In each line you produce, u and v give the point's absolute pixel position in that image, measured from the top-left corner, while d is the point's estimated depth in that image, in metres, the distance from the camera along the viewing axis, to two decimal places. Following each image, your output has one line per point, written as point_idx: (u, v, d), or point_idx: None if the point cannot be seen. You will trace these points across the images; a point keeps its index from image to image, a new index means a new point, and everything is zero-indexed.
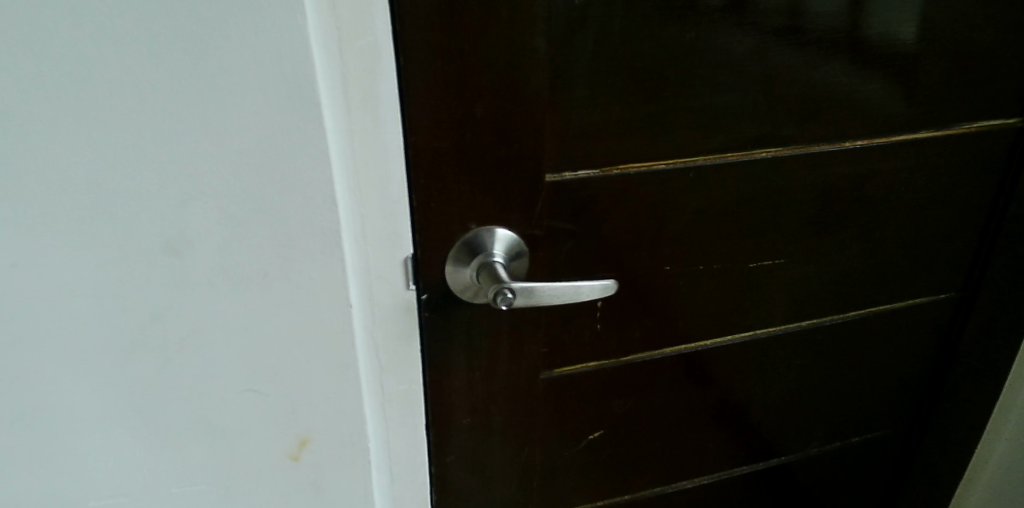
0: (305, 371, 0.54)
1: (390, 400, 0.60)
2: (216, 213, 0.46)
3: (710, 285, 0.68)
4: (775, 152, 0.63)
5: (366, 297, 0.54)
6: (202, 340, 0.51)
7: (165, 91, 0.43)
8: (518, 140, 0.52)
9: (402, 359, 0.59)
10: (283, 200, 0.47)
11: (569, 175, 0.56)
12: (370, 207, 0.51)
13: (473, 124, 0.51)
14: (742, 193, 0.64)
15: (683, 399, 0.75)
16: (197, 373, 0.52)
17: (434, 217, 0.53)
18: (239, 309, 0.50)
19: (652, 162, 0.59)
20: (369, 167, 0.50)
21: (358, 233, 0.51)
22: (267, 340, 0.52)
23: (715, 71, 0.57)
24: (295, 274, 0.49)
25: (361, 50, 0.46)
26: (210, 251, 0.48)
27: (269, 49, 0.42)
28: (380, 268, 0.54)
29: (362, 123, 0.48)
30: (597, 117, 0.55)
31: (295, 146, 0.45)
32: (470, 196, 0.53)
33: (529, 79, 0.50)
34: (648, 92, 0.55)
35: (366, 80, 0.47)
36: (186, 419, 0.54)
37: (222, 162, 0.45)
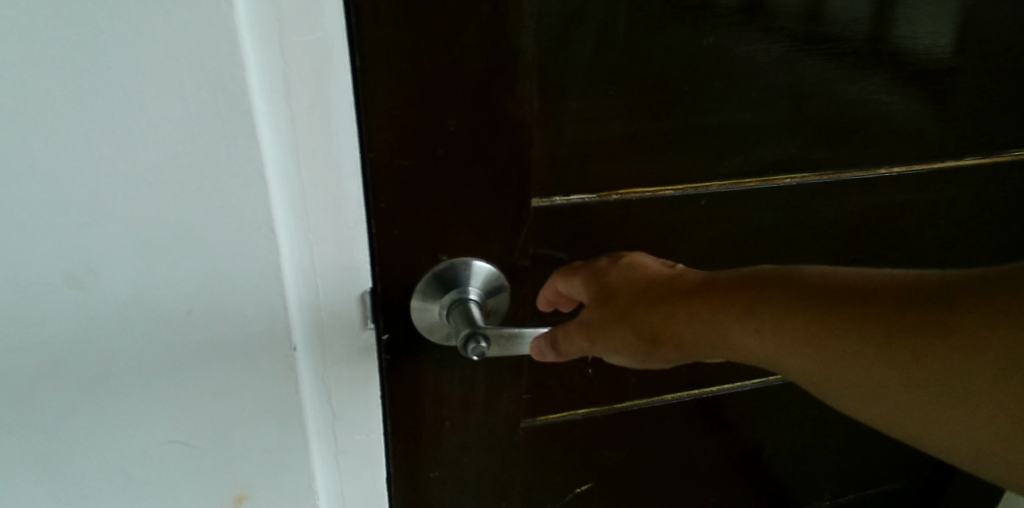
0: (242, 421, 0.46)
1: (345, 452, 0.52)
2: (125, 239, 0.38)
3: None
4: (799, 179, 0.54)
5: (316, 337, 0.46)
6: (117, 384, 0.43)
7: (57, 87, 0.34)
8: (501, 159, 0.44)
9: (359, 407, 0.50)
10: (207, 224, 0.39)
11: (560, 199, 0.48)
12: (321, 235, 0.42)
13: (446, 139, 0.42)
14: (760, 224, 0.56)
15: (685, 449, 0.67)
16: (113, 422, 0.44)
17: (398, 247, 0.45)
18: (159, 349, 0.42)
19: (657, 187, 0.50)
20: (319, 188, 0.41)
21: (307, 264, 0.43)
22: (194, 385, 0.44)
23: (735, 84, 0.48)
24: (225, 310, 0.42)
25: (309, 47, 0.37)
26: (121, 283, 0.39)
27: (188, 43, 0.34)
28: (334, 304, 0.45)
29: (311, 135, 0.39)
30: (596, 134, 0.46)
31: (222, 163, 0.37)
32: (442, 223, 0.45)
33: (516, 87, 0.42)
34: (657, 107, 0.47)
35: (314, 84, 0.38)
36: (101, 473, 0.46)
37: (132, 178, 0.37)
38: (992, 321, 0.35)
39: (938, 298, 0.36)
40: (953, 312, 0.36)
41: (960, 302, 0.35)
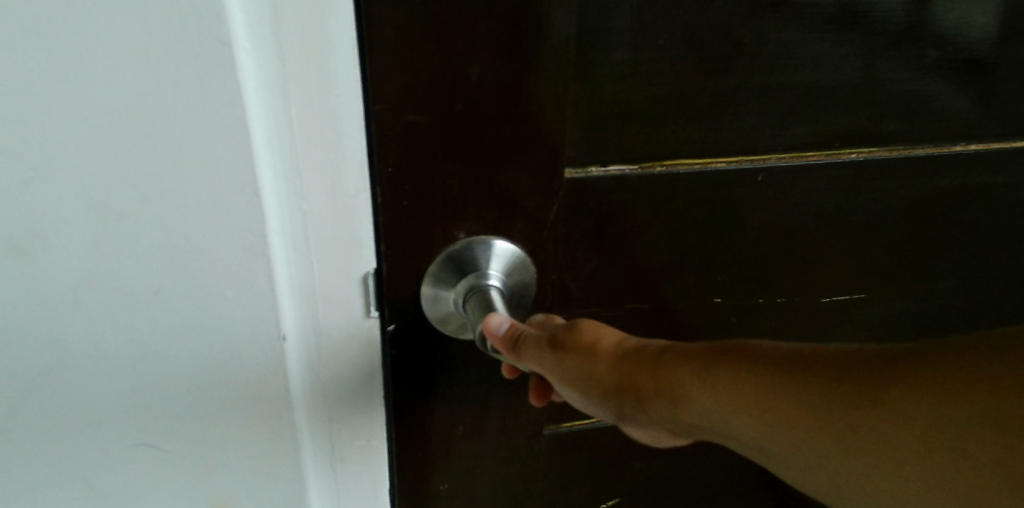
0: (224, 421, 0.39)
1: (343, 461, 0.45)
2: (76, 201, 0.31)
3: (767, 322, 0.53)
4: (868, 152, 0.47)
5: (311, 325, 0.39)
6: (73, 377, 0.36)
7: None
8: (528, 116, 0.37)
9: (359, 409, 0.43)
10: (177, 184, 0.32)
11: (596, 170, 0.41)
12: (316, 203, 0.35)
13: (465, 89, 0.35)
14: (820, 207, 0.49)
15: (727, 465, 0.59)
16: (69, 421, 0.38)
17: (406, 221, 0.38)
18: (121, 337, 0.35)
19: (709, 159, 0.43)
20: (315, 146, 0.34)
21: (300, 238, 0.36)
22: (165, 379, 0.37)
23: (807, 37, 0.41)
24: (201, 291, 0.35)
25: None
26: (73, 254, 0.33)
27: None
28: (332, 287, 0.38)
29: (306, 78, 0.32)
30: (641, 93, 0.39)
31: (194, 107, 0.30)
32: (459, 194, 0.38)
33: (548, 29, 0.35)
34: (714, 62, 0.40)
35: (310, 13, 0.31)
36: (60, 479, 0.39)
37: (82, 125, 0.30)
38: (992, 375, 0.30)
39: (890, 360, 0.33)
40: (887, 378, 0.33)
41: (926, 353, 0.32)
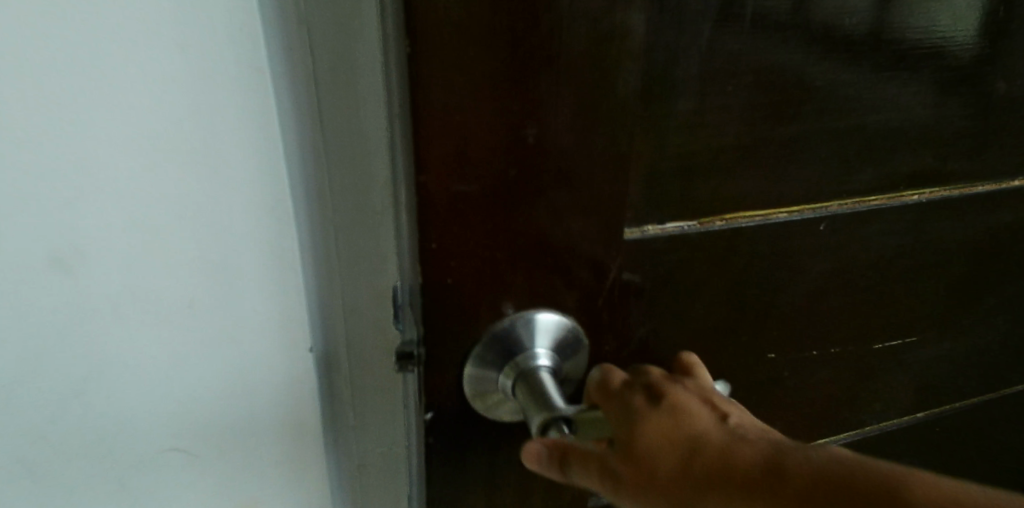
0: (259, 421, 0.46)
1: (364, 454, 0.52)
2: (141, 239, 0.38)
3: (819, 375, 0.50)
4: (929, 194, 0.44)
5: (340, 333, 0.47)
6: (126, 387, 0.42)
7: (73, 81, 0.34)
8: (589, 179, 0.32)
9: (378, 409, 0.50)
10: (230, 225, 0.39)
11: (653, 229, 0.36)
12: (344, 230, 0.43)
13: (521, 154, 0.30)
14: (880, 253, 0.45)
15: None
16: (116, 427, 0.43)
17: (450, 300, 0.33)
18: (172, 350, 0.42)
19: (770, 210, 0.39)
20: (345, 184, 0.41)
21: (330, 258, 0.44)
22: (209, 385, 0.44)
23: (878, 77, 0.37)
24: (246, 309, 0.42)
25: (337, 32, 0.37)
26: (137, 282, 0.39)
27: (219, 45, 0.35)
28: (356, 300, 0.46)
29: (338, 127, 0.40)
30: (705, 144, 0.35)
31: (249, 161, 0.38)
32: (508, 265, 0.34)
33: (620, 84, 0.30)
34: (783, 107, 0.36)
35: (341, 74, 0.38)
36: (101, 483, 0.45)
37: (152, 178, 0.37)
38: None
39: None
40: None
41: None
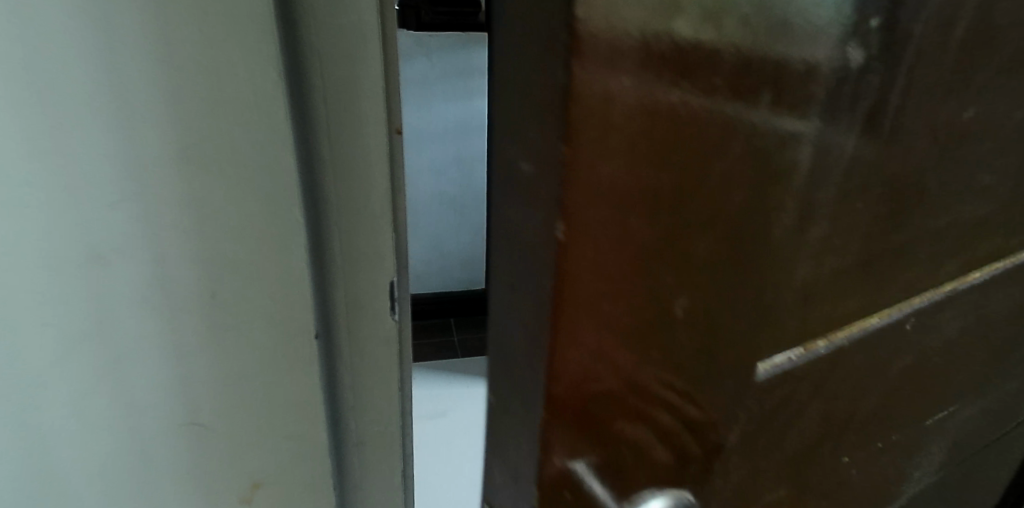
0: (276, 399, 0.57)
1: (363, 429, 0.63)
2: (193, 246, 0.49)
3: (879, 460, 0.46)
4: (991, 269, 0.41)
5: (348, 322, 0.58)
6: (178, 363, 0.53)
7: (154, 124, 0.45)
8: (726, 322, 0.29)
9: (376, 388, 0.61)
10: (258, 237, 0.50)
11: (770, 367, 0.32)
12: (353, 235, 0.55)
13: (674, 298, 0.27)
14: (946, 335, 0.42)
15: None
16: (167, 398, 0.54)
17: (565, 478, 0.28)
18: (213, 336, 0.53)
19: (870, 320, 0.35)
20: (353, 198, 0.53)
21: (341, 262, 0.55)
22: (238, 364, 0.54)
23: (975, 166, 0.34)
24: (269, 304, 0.53)
25: (351, 81, 0.50)
26: (189, 279, 0.50)
27: (262, 97, 0.46)
28: (362, 295, 0.57)
29: (349, 155, 0.52)
30: (832, 268, 0.31)
31: (276, 186, 0.49)
32: (630, 430, 0.29)
33: (773, 221, 0.27)
34: (898, 209, 0.31)
35: (353, 115, 0.51)
36: (150, 445, 0.55)
37: (204, 198, 0.48)
38: None
39: None
40: None
41: None
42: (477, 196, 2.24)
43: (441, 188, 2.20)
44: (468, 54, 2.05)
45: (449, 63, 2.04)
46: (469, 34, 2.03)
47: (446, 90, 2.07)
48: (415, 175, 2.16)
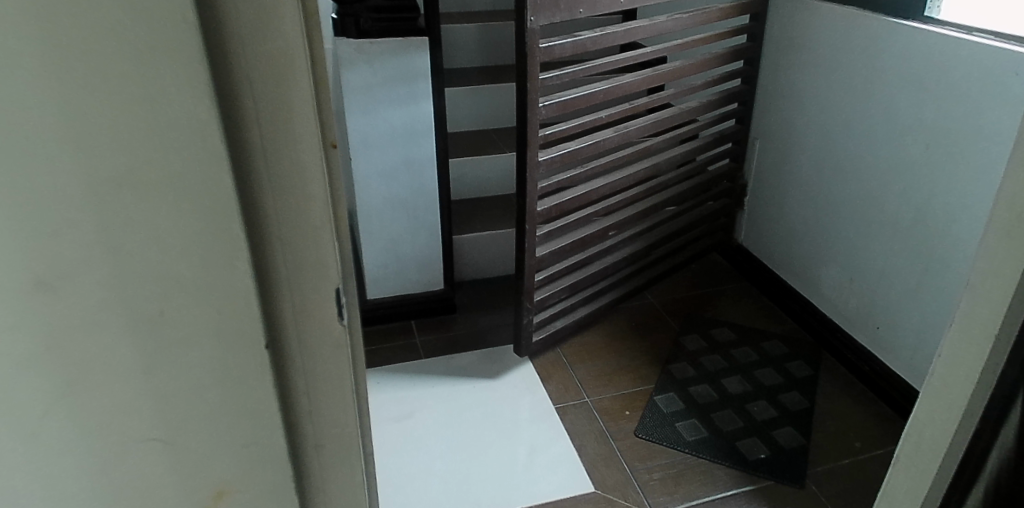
0: (223, 417, 0.56)
1: (320, 432, 0.63)
2: (118, 267, 0.47)
3: None
4: None
5: (295, 335, 0.56)
6: (117, 385, 0.52)
7: (64, 149, 0.43)
8: None
9: (330, 389, 0.61)
10: (190, 258, 0.49)
11: None
12: (295, 246, 0.53)
13: None
14: None
15: None
16: (112, 421, 0.53)
17: None
18: (153, 358, 0.52)
19: None
20: (291, 206, 0.52)
21: (284, 275, 0.53)
22: (180, 384, 0.53)
23: None
24: (207, 322, 0.51)
25: (279, 82, 0.47)
26: (121, 303, 0.49)
27: (182, 114, 0.44)
28: (307, 304, 0.56)
29: (282, 163, 0.50)
30: None
31: (203, 205, 0.47)
32: None
33: None
34: None
35: (283, 120, 0.49)
36: (97, 469, 0.55)
37: (131, 221, 0.46)
38: None
39: None
40: None
41: None
42: (430, 200, 2.24)
43: (392, 194, 2.19)
44: (409, 58, 2.03)
45: (390, 68, 2.02)
46: (408, 38, 2.01)
47: (390, 96, 2.06)
48: (365, 183, 2.15)
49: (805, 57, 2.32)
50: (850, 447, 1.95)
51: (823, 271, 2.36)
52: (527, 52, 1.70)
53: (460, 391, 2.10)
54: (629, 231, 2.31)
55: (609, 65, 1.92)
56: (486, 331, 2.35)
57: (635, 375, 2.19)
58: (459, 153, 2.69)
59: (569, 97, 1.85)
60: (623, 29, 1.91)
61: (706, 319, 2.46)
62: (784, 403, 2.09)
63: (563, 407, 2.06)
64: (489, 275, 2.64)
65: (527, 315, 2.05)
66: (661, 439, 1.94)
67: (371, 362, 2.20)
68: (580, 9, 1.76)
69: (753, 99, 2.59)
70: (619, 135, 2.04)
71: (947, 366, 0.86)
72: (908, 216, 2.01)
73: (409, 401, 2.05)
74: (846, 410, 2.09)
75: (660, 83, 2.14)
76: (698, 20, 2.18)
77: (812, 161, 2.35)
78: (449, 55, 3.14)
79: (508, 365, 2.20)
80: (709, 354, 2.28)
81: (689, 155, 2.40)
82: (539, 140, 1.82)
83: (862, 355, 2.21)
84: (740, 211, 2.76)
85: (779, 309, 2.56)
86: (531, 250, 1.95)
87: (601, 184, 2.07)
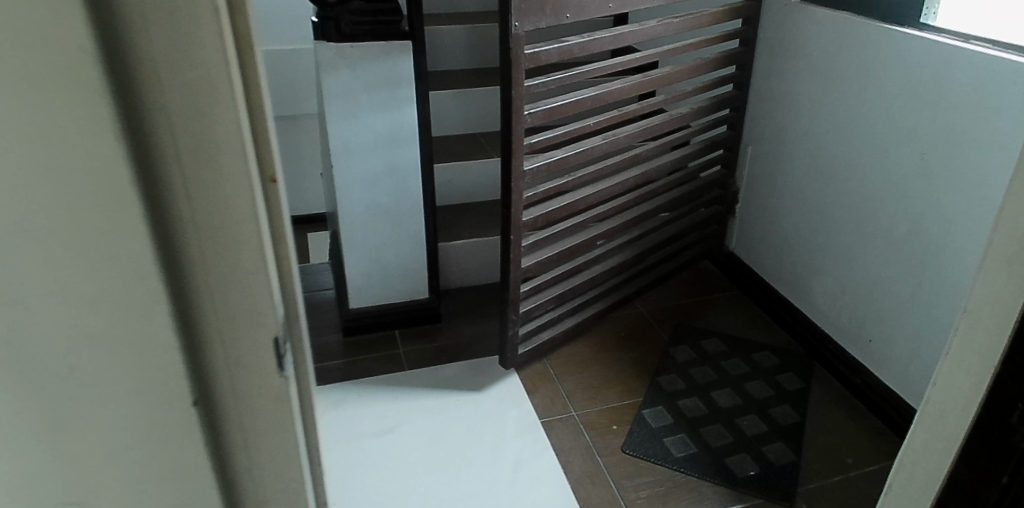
0: (147, 477, 0.50)
1: (264, 490, 0.57)
2: (16, 318, 0.42)
3: None
4: None
5: (231, 386, 0.51)
6: (22, 446, 0.46)
7: None
8: None
9: (274, 447, 0.55)
10: (98, 307, 0.43)
11: None
12: (227, 291, 0.48)
13: None
14: None
15: None
16: (18, 484, 0.47)
17: None
18: (64, 417, 0.46)
19: None
20: (221, 249, 0.46)
21: (213, 322, 0.48)
22: (95, 444, 0.48)
23: None
24: (124, 377, 0.46)
25: (199, 111, 0.42)
26: (20, 356, 0.43)
27: (81, 149, 0.39)
28: (243, 353, 0.50)
29: (208, 202, 0.44)
30: None
31: (111, 249, 0.42)
32: None
33: None
34: None
35: (208, 154, 0.43)
36: None
37: (27, 267, 0.41)
38: None
39: None
40: None
41: None
42: (413, 208, 2.19)
43: (375, 201, 2.14)
44: (393, 63, 1.98)
45: (373, 73, 1.97)
46: (391, 42, 1.96)
47: (373, 101, 2.00)
48: (346, 190, 2.09)
49: (799, 62, 2.27)
50: (843, 463, 1.91)
51: (816, 280, 2.32)
52: (511, 58, 1.64)
53: (444, 404, 2.04)
54: (618, 240, 2.26)
55: (597, 71, 1.87)
56: (472, 342, 2.30)
57: (623, 388, 2.14)
58: (445, 158, 2.63)
59: (556, 104, 1.79)
60: (612, 34, 1.86)
61: (696, 329, 2.42)
62: (774, 418, 2.04)
63: (549, 421, 2.01)
64: (475, 282, 2.59)
65: (513, 327, 2.00)
66: (649, 455, 1.89)
67: (353, 373, 2.15)
68: (567, 14, 1.71)
69: (746, 104, 2.54)
70: (608, 143, 1.99)
71: (937, 396, 0.79)
72: (903, 227, 1.97)
73: (392, 415, 1.99)
74: (838, 425, 2.05)
75: (651, 89, 2.09)
76: (689, 24, 2.13)
77: (805, 168, 2.31)
78: (437, 58, 3.09)
79: (493, 377, 2.15)
80: (698, 366, 2.23)
81: (680, 162, 2.36)
82: (525, 149, 1.77)
83: (855, 368, 2.17)
84: (731, 218, 2.72)
85: (770, 319, 2.52)
86: (517, 261, 1.89)
87: (589, 193, 2.02)
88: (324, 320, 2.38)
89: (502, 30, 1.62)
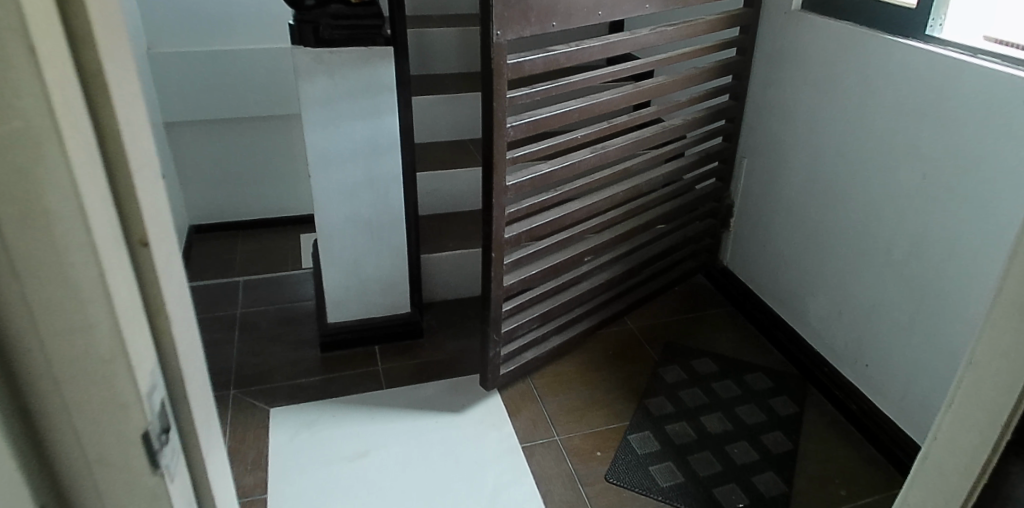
0: None
1: None
2: None
3: None
4: None
5: (92, 489, 0.42)
6: None
7: None
8: None
9: None
10: None
11: None
12: (77, 384, 0.39)
13: None
14: None
15: None
16: None
17: None
18: None
19: None
20: (62, 335, 0.37)
21: (63, 417, 0.40)
22: None
23: None
24: None
25: (21, 174, 0.33)
26: None
27: None
28: (106, 453, 0.41)
29: (41, 281, 0.36)
30: None
31: None
32: None
33: None
34: None
35: (34, 224, 0.34)
36: None
37: None
38: None
39: None
40: None
41: None
42: (395, 220, 2.10)
43: (354, 212, 2.05)
44: (373, 69, 1.89)
45: (352, 80, 1.88)
46: (372, 48, 1.87)
47: (352, 109, 1.91)
48: (324, 201, 2.00)
49: (798, 73, 2.18)
50: (836, 495, 1.82)
51: (812, 300, 2.23)
52: (493, 68, 1.55)
53: (422, 427, 1.95)
54: (608, 256, 2.18)
55: (586, 82, 1.78)
56: (453, 359, 2.22)
57: (608, 411, 2.06)
58: (432, 166, 2.55)
59: (541, 117, 1.70)
60: (601, 42, 1.77)
61: (687, 348, 2.33)
62: (765, 445, 1.96)
63: (530, 446, 1.92)
64: (459, 295, 2.50)
65: (494, 348, 1.91)
66: (634, 485, 1.81)
67: (329, 391, 2.06)
68: (552, 22, 1.62)
69: (742, 115, 2.45)
70: (596, 156, 1.90)
71: (939, 452, 0.69)
72: (903, 249, 1.88)
73: (367, 438, 1.91)
74: (832, 453, 1.97)
75: (643, 99, 2.00)
76: (684, 33, 2.04)
77: (803, 184, 2.22)
78: (427, 61, 3.00)
79: (474, 398, 2.06)
80: (688, 388, 2.15)
81: (673, 175, 2.27)
82: (507, 164, 1.68)
83: (850, 392, 2.09)
84: (726, 232, 2.63)
85: (764, 338, 2.44)
86: (498, 280, 1.80)
87: (576, 208, 1.93)
88: (301, 333, 2.30)
89: (483, 38, 1.54)
